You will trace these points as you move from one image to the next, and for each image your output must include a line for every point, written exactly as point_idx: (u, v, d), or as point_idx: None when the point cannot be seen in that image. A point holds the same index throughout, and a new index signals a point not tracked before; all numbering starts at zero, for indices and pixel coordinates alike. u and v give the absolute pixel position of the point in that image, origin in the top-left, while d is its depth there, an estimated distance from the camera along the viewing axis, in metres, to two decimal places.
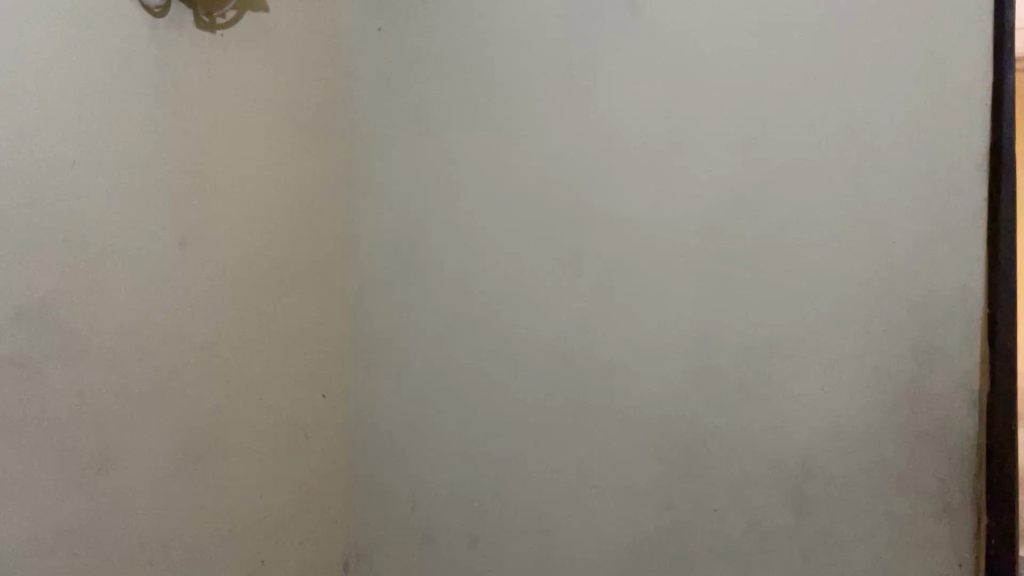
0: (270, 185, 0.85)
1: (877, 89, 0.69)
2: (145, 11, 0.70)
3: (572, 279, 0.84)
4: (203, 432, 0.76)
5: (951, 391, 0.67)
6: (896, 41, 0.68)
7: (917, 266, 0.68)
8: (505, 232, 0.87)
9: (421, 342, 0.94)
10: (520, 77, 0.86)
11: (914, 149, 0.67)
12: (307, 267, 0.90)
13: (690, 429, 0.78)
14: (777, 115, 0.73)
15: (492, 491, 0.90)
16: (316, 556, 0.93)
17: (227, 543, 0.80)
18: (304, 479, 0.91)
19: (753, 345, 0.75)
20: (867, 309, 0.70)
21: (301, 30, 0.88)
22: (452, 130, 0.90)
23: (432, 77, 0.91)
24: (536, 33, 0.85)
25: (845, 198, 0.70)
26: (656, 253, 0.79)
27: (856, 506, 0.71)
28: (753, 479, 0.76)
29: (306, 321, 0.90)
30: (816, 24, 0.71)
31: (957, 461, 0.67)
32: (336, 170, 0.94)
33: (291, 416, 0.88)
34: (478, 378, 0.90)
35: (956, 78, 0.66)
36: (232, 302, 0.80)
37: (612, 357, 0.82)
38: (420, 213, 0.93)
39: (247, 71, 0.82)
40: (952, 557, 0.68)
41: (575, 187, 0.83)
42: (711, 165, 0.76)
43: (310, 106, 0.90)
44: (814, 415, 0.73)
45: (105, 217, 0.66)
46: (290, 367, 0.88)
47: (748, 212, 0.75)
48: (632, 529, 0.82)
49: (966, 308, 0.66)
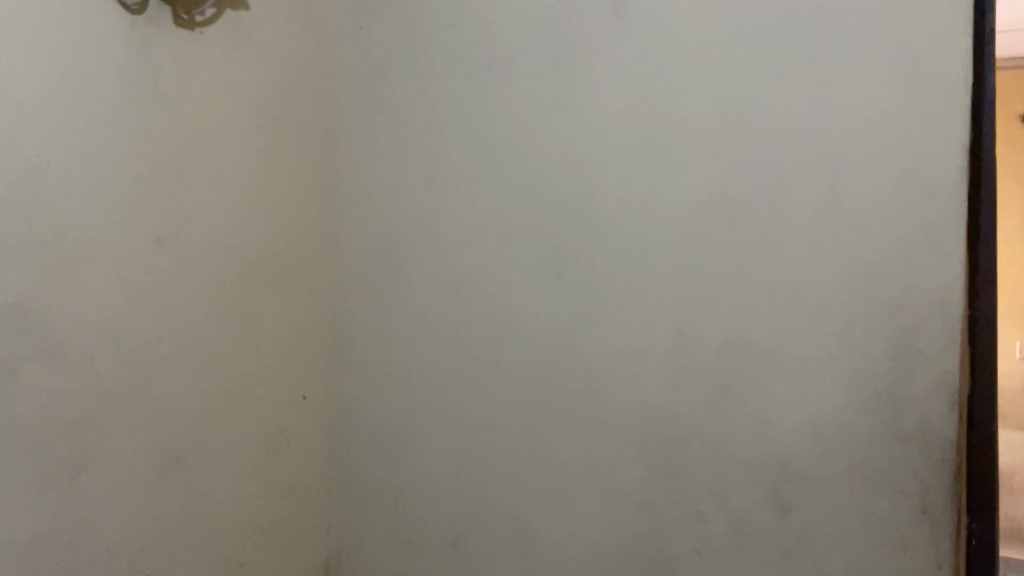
0: (231, 229, 1.08)
1: (858, 169, 0.93)
2: (125, 10, 0.91)
3: (603, 307, 1.08)
4: (169, 433, 0.99)
5: (929, 418, 0.90)
6: (879, 139, 0.91)
7: (887, 302, 0.91)
8: (547, 272, 1.12)
9: (483, 369, 1.17)
10: (572, 143, 1.10)
11: (889, 216, 0.91)
12: (256, 296, 1.14)
13: (675, 432, 1.04)
14: (777, 185, 0.97)
15: (548, 496, 1.13)
16: (269, 523, 1.18)
17: (176, 521, 1.00)
18: (256, 457, 1.15)
19: (733, 354, 1.00)
20: (849, 340, 0.94)
21: (250, 58, 1.11)
22: (513, 186, 1.14)
23: (482, 143, 1.16)
24: (580, 107, 1.09)
25: (833, 252, 0.94)
26: (651, 286, 1.05)
27: (835, 508, 0.95)
28: (739, 483, 1.00)
29: (256, 335, 1.14)
30: (813, 117, 0.95)
31: (929, 477, 0.90)
32: (286, 210, 1.19)
33: (246, 410, 1.13)
34: (527, 397, 1.14)
35: (912, 164, 0.90)
36: (196, 321, 1.03)
37: (627, 368, 1.07)
38: (482, 256, 1.17)
39: (209, 92, 1.04)
40: (931, 555, 0.91)
41: (608, 232, 1.08)
42: (719, 213, 1.01)
43: (257, 136, 1.13)
44: (796, 425, 0.97)
45: (91, 232, 0.88)
46: (246, 371, 1.12)
47: (754, 257, 0.99)
48: (627, 525, 1.08)
49: (936, 346, 0.89)
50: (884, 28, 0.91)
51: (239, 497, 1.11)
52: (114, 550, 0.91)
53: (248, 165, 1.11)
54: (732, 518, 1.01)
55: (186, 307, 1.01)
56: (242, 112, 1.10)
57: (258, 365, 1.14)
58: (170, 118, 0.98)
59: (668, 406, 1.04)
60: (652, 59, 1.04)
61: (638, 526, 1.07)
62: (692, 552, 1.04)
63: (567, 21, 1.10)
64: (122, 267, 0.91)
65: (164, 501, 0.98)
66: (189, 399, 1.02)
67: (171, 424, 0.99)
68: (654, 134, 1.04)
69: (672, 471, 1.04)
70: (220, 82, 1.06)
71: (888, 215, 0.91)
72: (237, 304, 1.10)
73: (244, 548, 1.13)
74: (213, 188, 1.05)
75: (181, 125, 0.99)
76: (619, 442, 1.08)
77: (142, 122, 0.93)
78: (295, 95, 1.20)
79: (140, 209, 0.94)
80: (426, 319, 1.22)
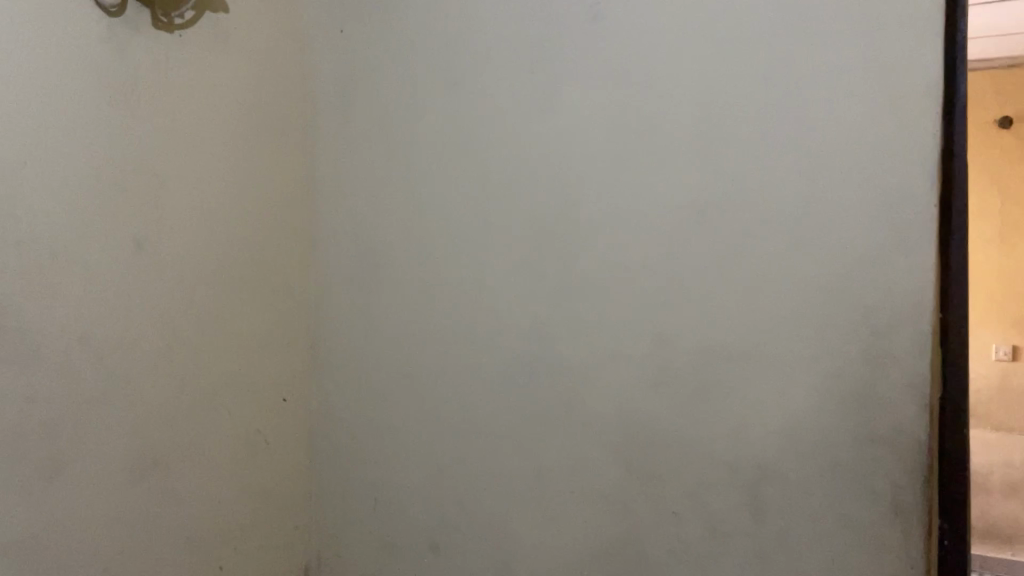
0: (200, 227, 1.06)
1: (827, 169, 0.93)
2: (101, 11, 0.91)
3: (581, 309, 1.09)
4: (137, 435, 0.97)
5: (893, 415, 0.89)
6: (847, 141, 0.92)
7: (855, 300, 0.91)
8: (529, 274, 1.12)
9: (463, 370, 1.18)
10: (553, 146, 1.11)
11: (860, 219, 0.91)
12: (227, 296, 1.12)
13: (650, 433, 1.04)
14: (752, 189, 0.97)
15: (526, 498, 1.13)
16: (245, 528, 1.16)
17: (144, 526, 0.98)
18: (229, 461, 1.13)
19: (707, 357, 1.00)
20: (817, 340, 0.94)
21: (224, 57, 1.10)
22: (494, 190, 1.15)
23: (465, 148, 1.18)
24: (559, 113, 1.10)
25: (800, 254, 0.94)
26: (628, 289, 1.05)
27: (806, 509, 0.94)
28: (712, 484, 1.00)
29: (227, 336, 1.12)
30: (783, 119, 0.95)
31: (902, 479, 0.89)
32: (259, 210, 1.18)
33: (217, 411, 1.11)
34: (506, 399, 1.15)
35: (877, 162, 0.90)
36: (166, 322, 1.01)
37: (602, 369, 1.07)
38: (466, 259, 1.17)
39: (180, 89, 1.03)
40: (904, 559, 0.89)
41: (585, 234, 1.08)
42: (693, 214, 1.01)
43: (229, 134, 1.12)
44: (768, 425, 0.96)
45: (58, 229, 0.86)
46: (215, 374, 1.10)
47: (726, 256, 0.99)
48: (604, 527, 1.08)
49: (907, 343, 0.88)
50: (856, 31, 0.91)
51: (217, 499, 1.11)
52: (87, 552, 0.90)
53: (224, 168, 1.11)
54: (705, 519, 1.00)
55: (161, 308, 1.00)
56: (212, 110, 1.09)
57: (234, 367, 1.14)
58: (138, 115, 0.96)
59: (643, 407, 1.04)
60: (626, 64, 1.06)
61: (612, 528, 1.07)
62: (667, 554, 1.03)
63: (543, 28, 1.11)
64: (96, 268, 0.91)
65: (140, 503, 0.97)
66: (165, 401, 1.01)
67: (146, 426, 0.98)
68: (629, 138, 1.05)
69: (648, 474, 1.04)
70: (197, 85, 1.06)
71: (859, 218, 0.91)
72: (208, 303, 1.08)
73: (221, 551, 1.12)
74: (190, 191, 1.04)
75: (156, 127, 0.99)
76: (595, 444, 1.08)
77: (117, 124, 0.93)
78: (273, 99, 1.22)
79: (116, 210, 0.93)
80: (407, 321, 1.22)
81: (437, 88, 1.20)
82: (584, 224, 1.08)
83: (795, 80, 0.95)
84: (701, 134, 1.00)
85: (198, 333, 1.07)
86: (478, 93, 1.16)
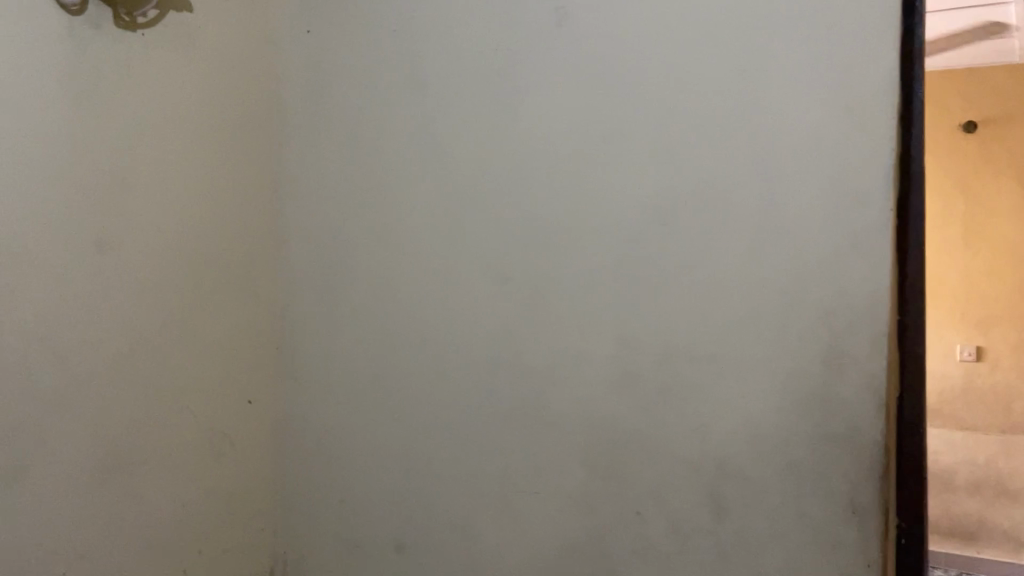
0: (165, 226, 1.06)
1: (790, 173, 0.95)
2: (64, 11, 0.90)
3: (541, 310, 1.10)
4: (103, 436, 0.96)
5: (862, 410, 0.91)
6: (809, 146, 0.94)
7: (819, 301, 0.93)
8: (494, 275, 1.13)
9: (421, 371, 1.19)
10: (524, 148, 1.11)
11: (826, 221, 0.93)
12: (192, 296, 1.12)
13: (614, 433, 1.05)
14: (718, 191, 0.99)
15: (490, 499, 1.14)
16: (209, 530, 1.16)
17: (109, 527, 0.97)
18: (194, 461, 1.13)
19: (666, 357, 1.01)
20: (779, 341, 0.95)
21: (188, 56, 1.10)
22: (461, 192, 1.16)
23: (427, 148, 1.19)
24: (526, 115, 1.11)
25: (764, 256, 0.96)
26: (594, 290, 1.06)
27: (771, 509, 0.96)
28: (675, 484, 1.01)
29: (192, 336, 1.12)
30: (749, 125, 0.97)
31: (867, 480, 0.90)
32: (223, 210, 1.18)
33: (182, 413, 1.10)
34: (463, 400, 1.16)
35: (839, 168, 0.92)
36: (131, 322, 1.01)
37: (565, 368, 1.08)
38: (432, 260, 1.18)
39: (144, 89, 1.02)
40: (864, 558, 0.91)
41: (550, 235, 1.09)
42: (660, 215, 1.02)
43: (193, 134, 1.12)
44: (728, 424, 0.98)
45: (22, 226, 0.85)
46: (182, 375, 1.10)
47: (692, 260, 1.00)
48: (568, 530, 1.08)
49: (869, 341, 0.90)
50: (817, 35, 0.94)
51: (184, 500, 1.11)
52: (53, 554, 0.90)
53: (189, 169, 1.11)
54: (669, 519, 1.01)
55: (125, 307, 1.00)
56: (178, 107, 1.08)
57: (198, 369, 1.13)
58: (103, 112, 0.95)
59: (608, 407, 1.05)
60: (590, 66, 1.07)
61: (577, 528, 1.07)
62: (631, 554, 1.04)
63: (512, 30, 1.13)
64: (60, 266, 0.90)
65: (107, 505, 0.97)
66: (130, 401, 1.01)
67: (112, 428, 0.98)
68: (595, 141, 1.07)
69: (612, 474, 1.05)
70: (161, 84, 1.05)
71: (821, 221, 0.93)
72: (173, 303, 1.08)
73: (187, 554, 1.12)
74: (157, 191, 1.04)
75: (124, 127, 0.99)
76: (561, 444, 1.08)
77: (79, 121, 0.92)
78: (236, 99, 1.22)
79: (84, 210, 0.93)
80: (375, 322, 1.23)
81: (405, 89, 1.21)
82: (551, 226, 1.09)
83: (756, 84, 0.97)
84: (665, 136, 1.02)
85: (163, 332, 1.06)
86: (443, 94, 1.17)
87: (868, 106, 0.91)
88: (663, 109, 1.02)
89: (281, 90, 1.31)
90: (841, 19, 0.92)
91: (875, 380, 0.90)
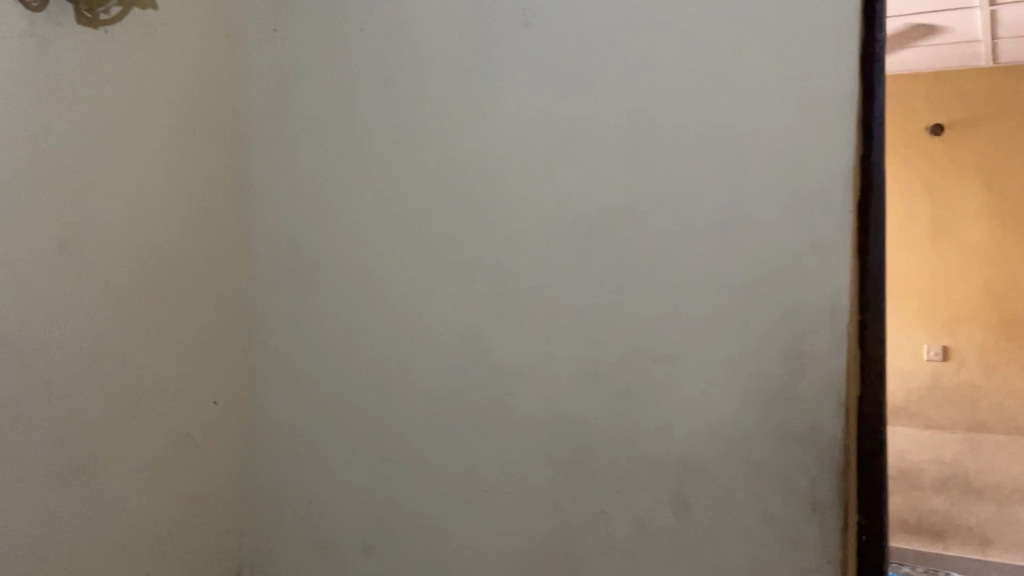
0: (131, 225, 1.05)
1: (755, 176, 0.96)
2: (24, 7, 0.89)
3: (510, 310, 1.11)
4: (67, 437, 0.96)
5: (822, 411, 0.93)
6: (774, 149, 0.95)
7: (783, 303, 0.95)
8: (461, 276, 1.14)
9: (393, 372, 1.18)
10: (488, 149, 1.12)
11: (788, 224, 0.95)
12: (162, 297, 1.11)
13: (582, 434, 1.06)
14: (682, 195, 1.00)
15: (459, 500, 1.14)
16: (178, 531, 1.16)
17: (73, 529, 0.97)
18: (160, 462, 1.12)
19: (634, 357, 1.03)
20: (743, 342, 0.97)
21: (150, 52, 1.08)
22: (431, 190, 1.16)
23: (395, 146, 1.18)
24: (492, 115, 1.12)
25: (728, 257, 0.98)
26: (561, 291, 1.07)
27: (733, 508, 0.98)
28: (639, 484, 1.03)
29: (161, 336, 1.11)
30: (713, 128, 0.99)
31: (826, 480, 0.93)
32: (191, 209, 1.17)
33: (152, 413, 1.10)
34: (433, 401, 1.16)
35: (800, 172, 0.94)
36: (100, 322, 1.00)
37: (533, 369, 1.09)
38: (401, 259, 1.18)
39: (107, 87, 1.01)
40: (824, 555, 0.93)
41: (518, 236, 1.10)
42: (626, 216, 1.04)
43: (158, 132, 1.10)
44: (693, 424, 1.00)
45: None
46: (153, 376, 1.10)
47: (659, 262, 1.02)
48: (535, 529, 1.10)
49: (826, 345, 0.93)
50: (779, 41, 0.95)
51: (149, 505, 1.10)
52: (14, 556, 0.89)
53: (156, 168, 1.10)
54: (636, 519, 1.03)
55: (91, 307, 0.99)
56: (145, 106, 1.08)
57: (166, 369, 1.12)
58: (67, 110, 0.95)
59: (577, 408, 1.07)
60: (556, 66, 1.08)
61: (545, 527, 1.09)
62: (598, 553, 1.06)
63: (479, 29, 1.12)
64: (19, 267, 0.89)
65: (71, 509, 0.96)
66: (97, 402, 1.00)
67: (77, 428, 0.97)
68: (563, 142, 1.07)
69: (579, 473, 1.06)
70: (125, 81, 1.04)
71: (783, 224, 0.95)
72: (143, 303, 1.08)
73: (153, 555, 1.11)
74: (119, 194, 1.03)
75: (87, 128, 0.98)
76: (528, 445, 1.10)
77: (39, 120, 0.91)
78: (204, 97, 1.20)
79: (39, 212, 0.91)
80: (345, 320, 1.22)
81: (368, 86, 1.20)
82: (518, 227, 1.10)
83: (721, 87, 0.98)
84: (634, 138, 1.03)
85: (132, 332, 1.06)
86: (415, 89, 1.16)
87: (830, 111, 0.93)
88: (629, 111, 1.03)
89: (245, 85, 1.28)
90: (801, 26, 0.94)
91: (835, 382, 0.92)
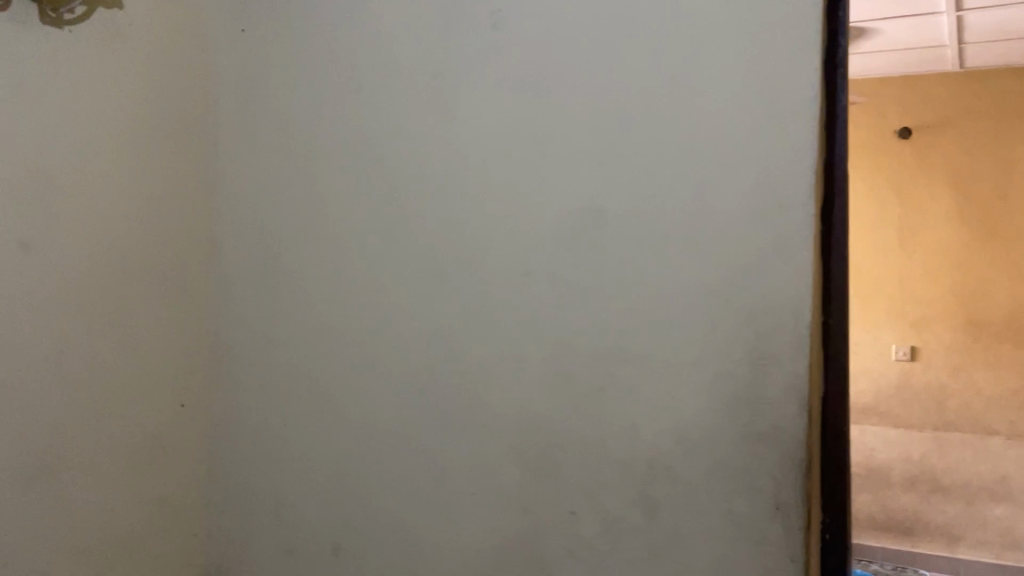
0: (82, 220, 1.02)
1: (721, 166, 0.92)
2: None
3: (478, 307, 1.06)
4: (11, 432, 0.93)
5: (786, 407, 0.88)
6: (742, 135, 0.90)
7: (750, 299, 0.90)
8: (429, 271, 1.10)
9: (367, 371, 1.14)
10: (458, 138, 1.07)
11: (751, 215, 0.90)
12: (115, 291, 1.08)
13: (548, 434, 1.02)
14: (644, 185, 0.96)
15: (427, 498, 1.11)
16: (134, 531, 1.13)
17: (20, 525, 0.95)
18: (117, 462, 1.10)
19: (602, 355, 0.98)
20: (713, 341, 0.92)
21: (107, 49, 1.06)
22: (401, 184, 1.11)
23: (365, 138, 1.14)
24: (458, 103, 1.07)
25: (696, 249, 0.93)
26: (529, 286, 1.03)
27: (698, 507, 0.93)
28: (604, 484, 0.99)
29: (116, 333, 1.08)
30: (681, 115, 0.94)
31: (792, 480, 0.88)
32: (152, 206, 1.14)
33: (106, 410, 1.07)
34: (394, 399, 1.13)
35: (767, 158, 0.89)
36: (46, 316, 0.98)
37: (498, 369, 1.05)
38: (371, 254, 1.14)
39: (57, 80, 0.98)
40: (786, 554, 0.88)
41: (483, 230, 1.06)
42: (590, 203, 0.99)
43: (117, 128, 1.08)
44: (661, 424, 0.95)
45: None
46: (103, 372, 1.06)
47: (625, 255, 0.97)
48: (500, 528, 1.06)
49: (791, 340, 0.88)
50: (742, 26, 0.91)
51: (107, 504, 1.08)
52: None
53: (112, 164, 1.07)
54: (603, 519, 0.99)
55: (37, 301, 0.96)
56: (103, 102, 1.06)
57: (124, 367, 1.10)
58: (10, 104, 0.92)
59: (543, 407, 1.02)
60: (517, 54, 1.03)
61: (514, 526, 1.05)
62: (566, 553, 1.01)
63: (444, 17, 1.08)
64: None
65: (18, 503, 0.95)
66: (46, 397, 0.98)
67: (26, 423, 0.95)
68: (529, 130, 1.03)
69: (547, 472, 1.02)
70: (76, 74, 1.01)
71: (745, 216, 0.90)
72: (95, 298, 1.04)
73: (110, 554, 1.09)
74: (85, 195, 1.03)
75: (29, 119, 0.95)
76: (497, 443, 1.05)
77: None
78: (164, 89, 1.17)
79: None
80: (314, 319, 1.18)
81: (336, 77, 1.16)
82: (484, 219, 1.06)
83: (686, 76, 0.94)
84: (599, 125, 0.98)
85: (80, 327, 1.02)
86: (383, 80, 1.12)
87: (794, 99, 0.88)
88: (592, 99, 0.99)
89: (212, 81, 1.25)
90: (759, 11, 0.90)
91: (799, 381, 0.87)
